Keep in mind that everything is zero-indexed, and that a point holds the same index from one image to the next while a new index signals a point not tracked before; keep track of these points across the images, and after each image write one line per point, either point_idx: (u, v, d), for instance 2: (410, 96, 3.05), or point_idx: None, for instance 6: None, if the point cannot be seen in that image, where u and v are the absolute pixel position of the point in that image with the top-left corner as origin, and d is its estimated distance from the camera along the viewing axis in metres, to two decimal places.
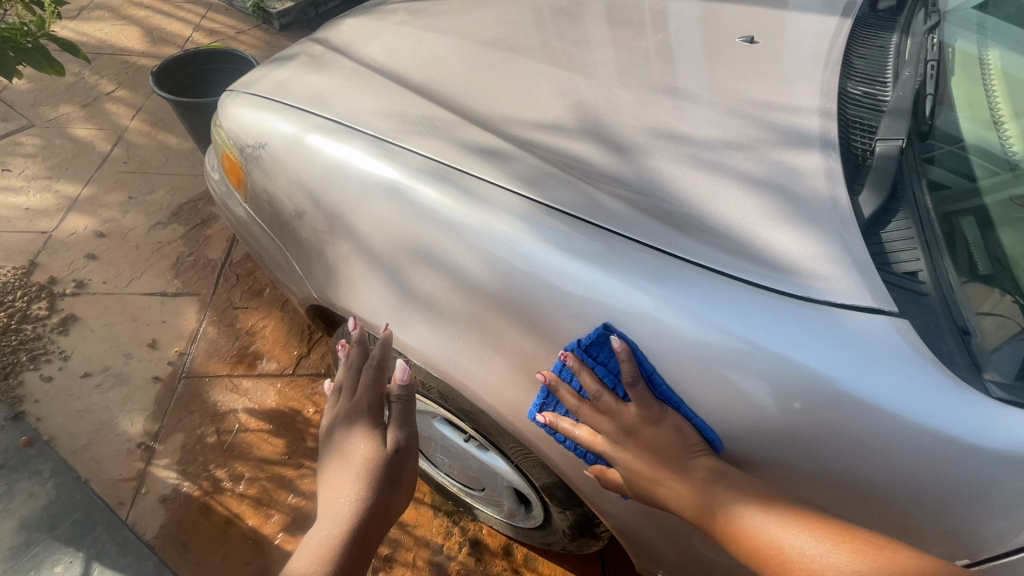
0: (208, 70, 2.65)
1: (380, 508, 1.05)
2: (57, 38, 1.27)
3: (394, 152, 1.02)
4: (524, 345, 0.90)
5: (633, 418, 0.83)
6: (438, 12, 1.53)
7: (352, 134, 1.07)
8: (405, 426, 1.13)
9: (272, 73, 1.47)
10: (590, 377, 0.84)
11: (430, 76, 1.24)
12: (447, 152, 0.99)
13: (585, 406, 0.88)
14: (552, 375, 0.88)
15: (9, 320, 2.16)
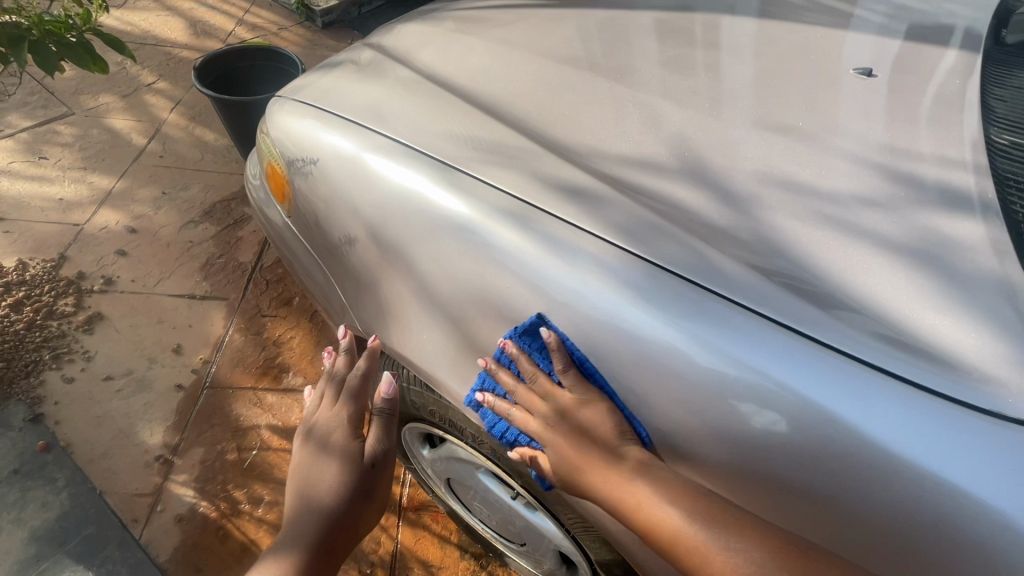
0: (251, 65, 2.58)
1: (351, 516, 1.13)
2: (101, 33, 1.14)
3: (467, 183, 0.90)
4: (514, 327, 0.86)
5: (564, 401, 0.82)
6: (505, 22, 1.41)
7: (418, 160, 0.96)
8: (384, 441, 1.21)
9: (321, 78, 1.37)
10: (526, 361, 0.84)
11: (501, 93, 1.12)
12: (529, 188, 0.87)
13: (521, 388, 0.86)
14: (493, 360, 0.88)
15: (34, 314, 2.10)
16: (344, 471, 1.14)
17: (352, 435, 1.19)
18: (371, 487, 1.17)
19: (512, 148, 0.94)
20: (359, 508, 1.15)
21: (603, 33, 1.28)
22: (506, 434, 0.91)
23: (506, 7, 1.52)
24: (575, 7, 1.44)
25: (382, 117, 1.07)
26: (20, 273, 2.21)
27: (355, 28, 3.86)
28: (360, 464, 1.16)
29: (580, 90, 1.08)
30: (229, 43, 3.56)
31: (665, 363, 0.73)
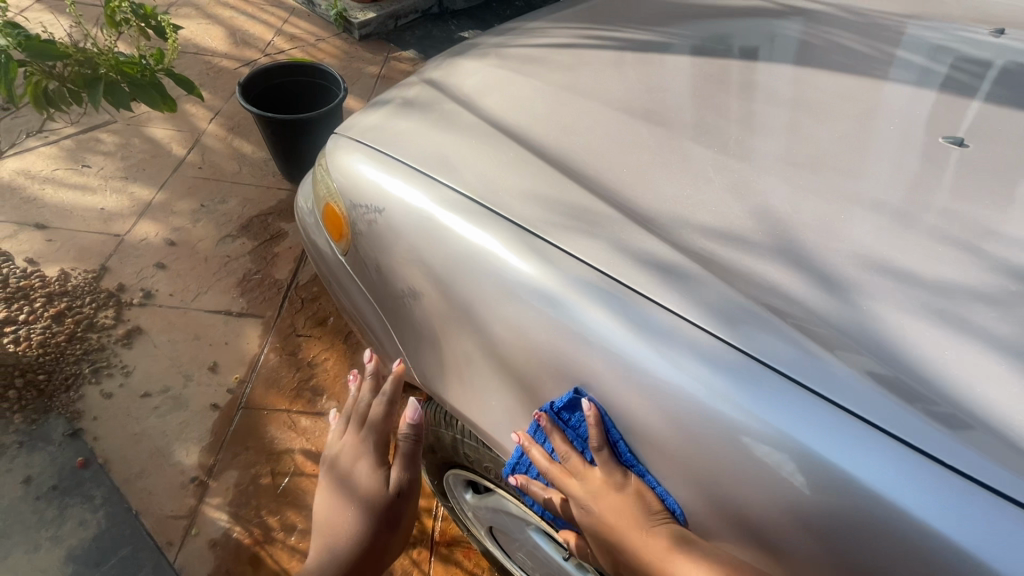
0: (292, 81, 2.59)
1: (374, 545, 1.21)
2: (173, 73, 1.16)
3: (549, 253, 0.88)
4: (550, 401, 0.90)
5: (595, 481, 0.86)
6: (567, 63, 1.39)
7: (496, 223, 0.95)
8: (410, 470, 1.23)
9: (379, 115, 1.36)
10: (560, 439, 0.90)
11: (572, 144, 1.09)
12: (616, 263, 0.85)
13: (553, 467, 0.91)
14: (526, 436, 0.94)
15: (75, 326, 2.11)
16: (368, 502, 1.21)
17: (380, 462, 1.25)
18: (396, 515, 1.22)
19: (591, 213, 0.92)
20: (386, 536, 1.23)
21: (672, 82, 1.26)
22: (545, 511, 1.00)
23: (566, 47, 1.50)
24: (638, 50, 1.41)
25: (451, 168, 1.06)
26: (62, 283, 2.23)
27: (391, 42, 3.88)
28: (385, 497, 1.21)
29: (655, 148, 1.05)
30: (267, 53, 3.59)
31: (779, 455, 0.70)
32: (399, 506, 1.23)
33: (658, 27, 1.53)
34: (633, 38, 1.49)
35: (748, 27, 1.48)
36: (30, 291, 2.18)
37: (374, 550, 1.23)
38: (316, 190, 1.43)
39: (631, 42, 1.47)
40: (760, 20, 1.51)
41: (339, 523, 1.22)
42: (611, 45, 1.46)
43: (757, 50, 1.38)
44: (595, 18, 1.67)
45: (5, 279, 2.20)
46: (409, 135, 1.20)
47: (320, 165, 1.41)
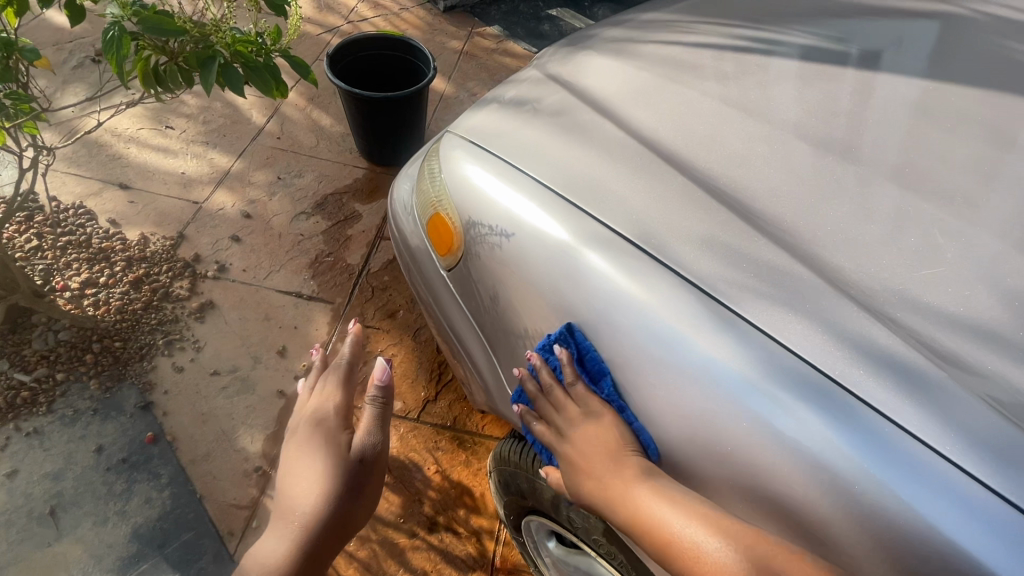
0: (380, 55, 2.45)
1: (342, 516, 1.26)
2: (296, 60, 1.06)
3: (739, 331, 0.73)
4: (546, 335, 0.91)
5: (574, 411, 0.88)
6: (721, 70, 1.19)
7: (665, 279, 0.78)
8: (375, 435, 1.35)
9: (497, 116, 1.20)
10: (571, 371, 0.88)
11: (744, 180, 0.91)
12: (829, 357, 0.69)
13: (541, 400, 0.94)
14: (540, 356, 0.92)
15: (152, 294, 2.09)
16: (331, 462, 1.28)
17: (346, 425, 1.36)
18: (362, 477, 1.30)
19: (788, 276, 0.75)
20: (349, 505, 1.28)
21: (861, 104, 1.04)
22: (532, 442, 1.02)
23: (715, 46, 1.29)
24: (807, 58, 1.18)
25: (599, 196, 0.90)
26: (142, 248, 2.21)
27: (475, 16, 3.69)
28: (348, 461, 1.29)
29: (855, 192, 0.86)
30: (350, 21, 3.46)
31: None
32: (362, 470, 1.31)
33: (829, 27, 1.28)
34: (799, 39, 1.26)
35: (951, 33, 1.21)
36: (111, 254, 2.17)
37: (341, 523, 1.26)
38: (419, 193, 1.29)
39: (797, 44, 1.24)
40: (964, 25, 1.23)
41: (298, 496, 1.25)
42: (772, 49, 1.24)
43: (888, 56, 1.17)
44: (744, 8, 1.43)
45: (89, 239, 2.20)
46: (543, 146, 1.04)
47: (429, 165, 1.27)
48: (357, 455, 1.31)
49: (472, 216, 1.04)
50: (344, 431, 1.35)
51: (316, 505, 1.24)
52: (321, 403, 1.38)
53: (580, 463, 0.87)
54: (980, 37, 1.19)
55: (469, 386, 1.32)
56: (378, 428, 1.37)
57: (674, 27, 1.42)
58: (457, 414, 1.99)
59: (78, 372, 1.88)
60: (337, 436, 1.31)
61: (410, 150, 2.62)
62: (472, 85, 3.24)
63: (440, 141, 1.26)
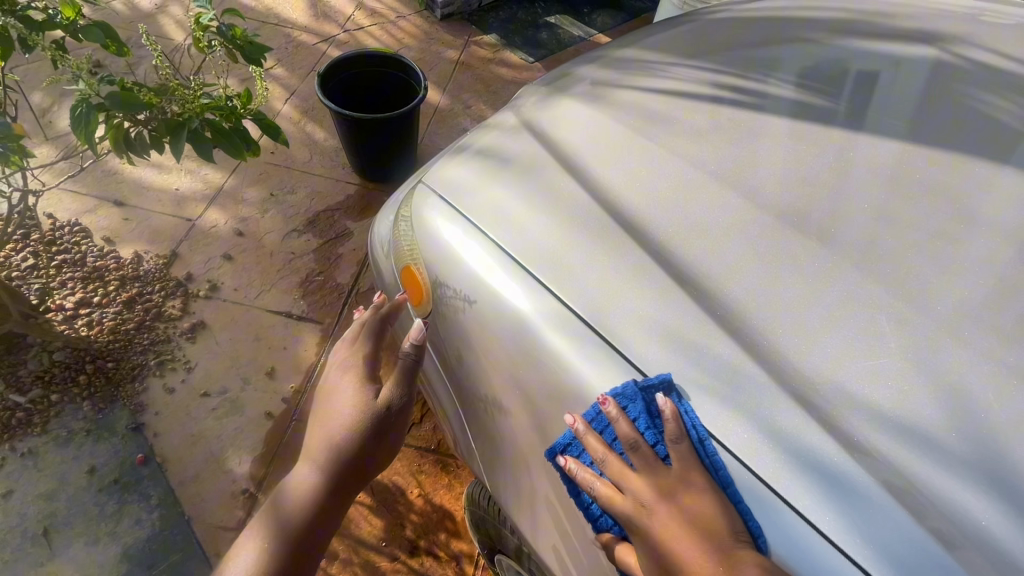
0: (371, 71, 2.45)
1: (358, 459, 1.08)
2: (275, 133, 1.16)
3: (677, 428, 0.77)
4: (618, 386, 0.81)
5: (670, 479, 0.76)
6: (694, 123, 1.19)
7: (613, 369, 0.83)
8: (404, 389, 1.12)
9: (471, 167, 1.21)
10: (627, 427, 0.79)
11: (700, 253, 0.92)
12: (760, 459, 0.73)
13: (614, 462, 0.80)
14: (585, 420, 0.82)
15: (144, 315, 2.13)
16: (357, 409, 1.09)
17: (374, 374, 1.15)
18: (389, 429, 1.12)
19: (731, 368, 0.78)
20: (369, 447, 1.09)
21: (825, 170, 1.05)
22: (585, 507, 0.83)
23: (690, 95, 1.29)
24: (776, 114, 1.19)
25: (559, 270, 0.92)
26: (135, 267, 2.25)
27: (473, 24, 3.67)
28: (374, 408, 1.09)
29: (809, 273, 0.88)
30: (347, 30, 3.46)
31: None
32: (390, 416, 1.11)
33: (806, 77, 1.28)
34: (775, 91, 1.26)
35: (925, 85, 1.20)
36: (105, 273, 2.21)
37: (359, 465, 1.10)
38: (394, 237, 1.31)
39: (771, 97, 1.25)
40: (941, 75, 1.22)
41: (323, 431, 1.10)
42: (745, 102, 1.25)
43: (859, 111, 1.17)
44: (724, 50, 1.42)
45: (83, 257, 2.23)
46: (508, 205, 1.06)
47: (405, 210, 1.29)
48: (382, 404, 1.10)
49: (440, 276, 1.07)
50: None
51: (340, 440, 1.08)
52: (354, 361, 1.17)
53: (654, 539, 0.75)
54: (954, 90, 1.18)
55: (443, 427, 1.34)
56: (408, 381, 1.13)
57: (653, 70, 1.42)
58: (442, 437, 2.02)
59: (72, 392, 1.93)
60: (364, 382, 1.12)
61: (401, 167, 2.64)
62: (467, 96, 3.24)
63: (416, 189, 1.28)
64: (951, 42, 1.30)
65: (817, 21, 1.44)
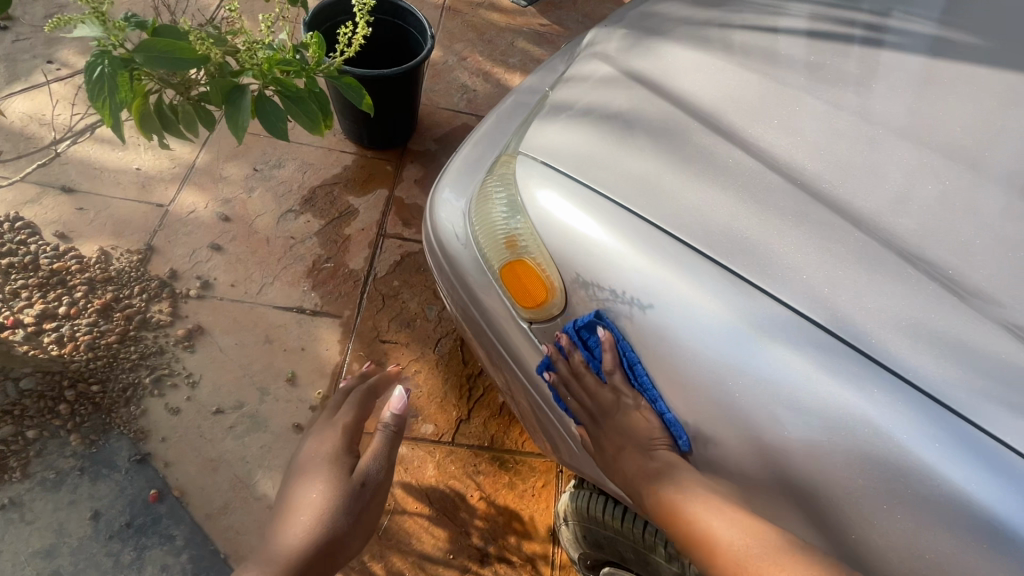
0: (360, 18, 2.10)
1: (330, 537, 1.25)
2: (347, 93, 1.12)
3: (969, 450, 0.63)
4: (571, 321, 0.90)
5: (608, 399, 0.88)
6: (837, 68, 1.01)
7: (867, 383, 0.67)
8: (381, 458, 1.41)
9: (587, 131, 0.98)
10: (580, 358, 0.90)
11: (925, 229, 0.77)
12: None
13: (571, 382, 0.93)
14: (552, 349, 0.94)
15: (127, 323, 1.79)
16: (333, 490, 1.31)
17: (352, 449, 1.43)
18: (360, 507, 1.33)
19: (1018, 374, 0.66)
20: (342, 535, 1.27)
21: (1017, 123, 0.90)
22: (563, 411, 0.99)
23: (821, 33, 1.09)
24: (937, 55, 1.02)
25: (768, 267, 0.75)
26: (104, 267, 1.88)
27: None
28: (348, 488, 1.33)
29: None
30: None
31: None
32: (364, 492, 1.35)
33: (945, 10, 1.11)
34: (917, 27, 1.08)
35: None
36: (67, 276, 1.83)
37: (334, 544, 1.26)
38: (482, 222, 1.06)
39: (913, 32, 1.07)
40: None
41: (302, 511, 1.27)
42: (891, 40, 1.06)
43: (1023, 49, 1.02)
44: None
45: (35, 259, 1.84)
46: (663, 183, 0.86)
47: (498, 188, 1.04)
48: (359, 482, 1.35)
49: (588, 274, 0.86)
50: (346, 456, 1.41)
51: (306, 532, 1.24)
52: (345, 434, 1.45)
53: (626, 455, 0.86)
54: None
55: (554, 436, 1.17)
56: (383, 458, 1.41)
57: (759, 2, 1.20)
58: (494, 432, 1.84)
59: (53, 425, 1.61)
60: (341, 459, 1.38)
61: (401, 130, 2.34)
62: (460, 47, 2.89)
63: (515, 163, 1.04)
64: None
65: None
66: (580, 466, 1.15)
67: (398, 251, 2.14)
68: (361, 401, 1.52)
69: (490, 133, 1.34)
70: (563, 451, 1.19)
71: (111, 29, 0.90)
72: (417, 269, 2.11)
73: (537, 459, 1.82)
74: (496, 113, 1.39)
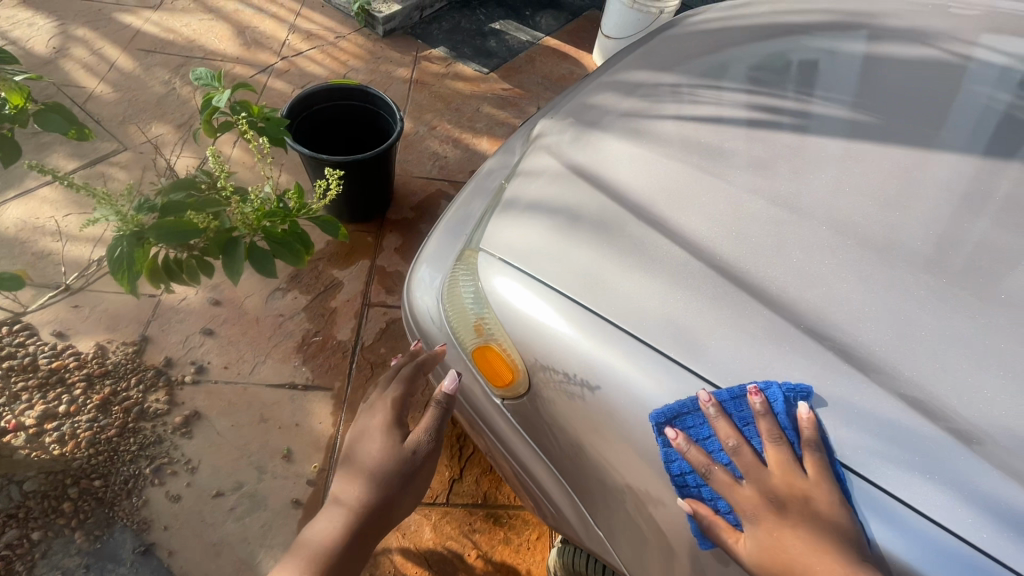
0: (332, 107, 2.29)
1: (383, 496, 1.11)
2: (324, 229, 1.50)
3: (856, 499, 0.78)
4: (730, 387, 0.86)
5: (779, 479, 0.82)
6: (751, 154, 1.17)
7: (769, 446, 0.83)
8: (431, 436, 1.17)
9: (535, 225, 1.12)
10: (728, 424, 0.85)
11: (823, 297, 0.91)
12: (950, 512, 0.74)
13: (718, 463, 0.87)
14: (716, 404, 0.85)
15: (126, 416, 1.87)
16: (387, 446, 1.14)
17: (399, 419, 1.19)
18: (405, 485, 1.13)
19: (908, 435, 0.78)
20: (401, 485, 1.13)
21: (900, 190, 1.06)
22: (678, 475, 0.88)
23: (730, 119, 1.27)
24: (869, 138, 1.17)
25: (691, 348, 0.89)
26: (101, 361, 1.96)
27: (417, 37, 3.51)
28: (398, 455, 1.13)
29: (933, 308, 0.89)
30: (284, 57, 3.20)
31: None
32: (414, 463, 1.14)
33: (863, 96, 1.29)
34: (826, 109, 1.26)
35: (939, 88, 1.27)
36: (65, 374, 1.91)
37: (385, 506, 1.12)
38: (452, 309, 1.18)
39: (831, 117, 1.24)
40: (950, 76, 1.29)
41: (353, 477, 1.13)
42: (817, 127, 1.22)
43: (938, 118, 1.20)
44: (754, 60, 1.45)
45: (33, 361, 1.92)
46: (600, 272, 0.99)
47: (464, 280, 1.16)
48: (410, 452, 1.14)
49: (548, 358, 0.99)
50: (400, 423, 1.19)
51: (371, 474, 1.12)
52: (394, 400, 1.21)
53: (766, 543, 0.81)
54: (963, 88, 1.27)
55: (533, 495, 1.28)
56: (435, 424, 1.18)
57: (682, 92, 1.39)
58: (487, 488, 1.92)
59: (57, 524, 1.66)
60: (393, 429, 1.16)
61: (378, 202, 2.50)
62: (429, 117, 3.10)
63: (477, 256, 1.17)
64: (942, 36, 1.39)
65: (836, 24, 1.49)
66: (558, 522, 1.26)
67: (383, 318, 2.26)
68: (408, 381, 1.24)
69: (457, 217, 1.48)
70: (542, 508, 1.31)
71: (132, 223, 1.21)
72: (402, 334, 2.22)
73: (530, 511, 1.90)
74: (464, 197, 1.52)
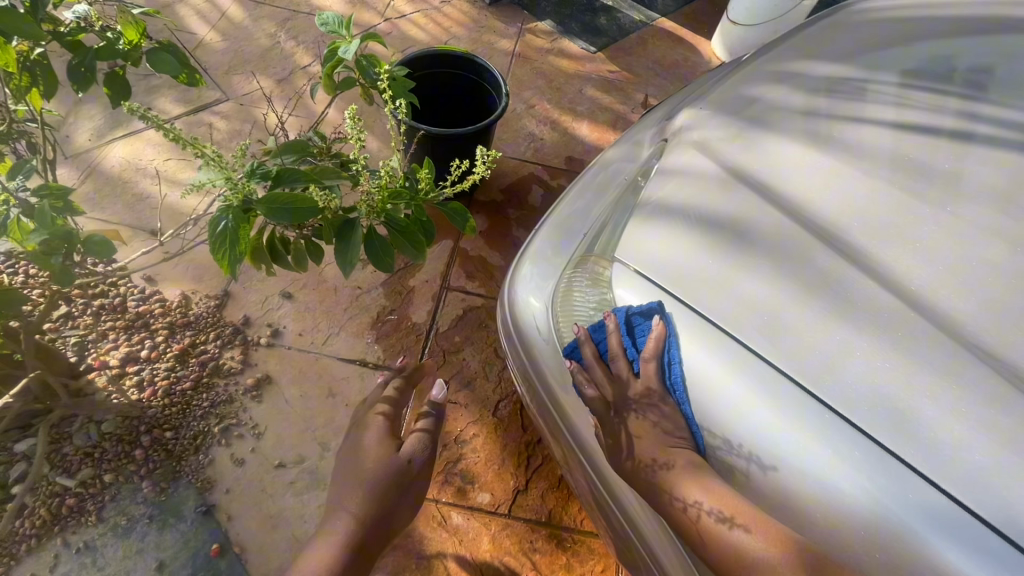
0: (434, 74, 2.14)
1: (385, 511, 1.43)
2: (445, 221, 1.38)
3: None
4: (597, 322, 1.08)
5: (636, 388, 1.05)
6: (946, 171, 1.00)
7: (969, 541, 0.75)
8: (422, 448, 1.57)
9: (692, 242, 0.98)
10: (591, 349, 1.09)
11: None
12: None
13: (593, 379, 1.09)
14: (586, 331, 1.08)
15: (201, 370, 1.85)
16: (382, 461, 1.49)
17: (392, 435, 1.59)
18: (404, 491, 1.49)
19: None
20: (397, 500, 1.47)
21: None
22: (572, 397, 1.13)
23: (920, 126, 1.07)
24: None
25: (887, 422, 0.82)
26: (184, 311, 1.96)
27: (524, 8, 3.30)
28: (397, 465, 1.50)
29: None
30: (387, 18, 3.10)
31: None
32: (411, 471, 1.52)
33: None
34: (1021, 115, 1.07)
35: None
36: (150, 320, 1.92)
37: (382, 521, 1.42)
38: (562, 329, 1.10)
39: (1011, 120, 1.06)
40: None
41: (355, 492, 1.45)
42: (985, 132, 1.05)
43: None
44: (920, 55, 1.20)
45: (123, 302, 1.94)
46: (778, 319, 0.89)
47: (581, 298, 1.08)
48: (405, 462, 1.51)
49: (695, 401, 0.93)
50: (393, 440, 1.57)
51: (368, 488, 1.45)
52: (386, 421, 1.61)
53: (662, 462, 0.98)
54: None
55: (622, 535, 1.20)
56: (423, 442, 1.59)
57: (861, 86, 1.16)
58: (552, 506, 1.77)
59: (128, 470, 1.66)
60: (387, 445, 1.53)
61: (467, 178, 2.37)
62: (528, 94, 2.90)
63: (609, 270, 1.06)
64: None
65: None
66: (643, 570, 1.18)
67: (461, 304, 2.14)
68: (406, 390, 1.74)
69: (564, 218, 1.26)
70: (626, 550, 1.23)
71: (237, 187, 1.10)
72: (478, 324, 2.10)
73: (596, 540, 1.73)
74: (572, 193, 1.31)
